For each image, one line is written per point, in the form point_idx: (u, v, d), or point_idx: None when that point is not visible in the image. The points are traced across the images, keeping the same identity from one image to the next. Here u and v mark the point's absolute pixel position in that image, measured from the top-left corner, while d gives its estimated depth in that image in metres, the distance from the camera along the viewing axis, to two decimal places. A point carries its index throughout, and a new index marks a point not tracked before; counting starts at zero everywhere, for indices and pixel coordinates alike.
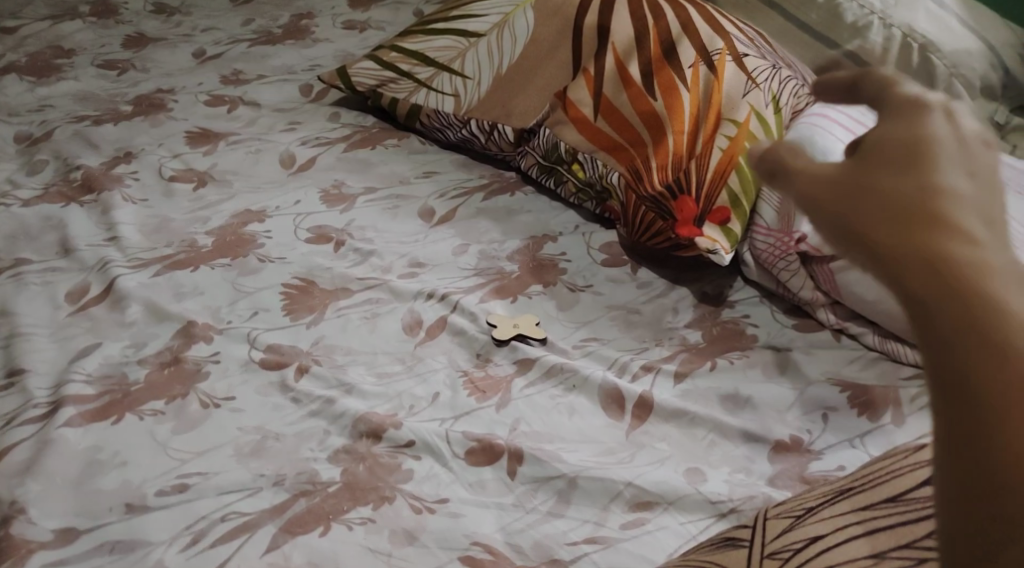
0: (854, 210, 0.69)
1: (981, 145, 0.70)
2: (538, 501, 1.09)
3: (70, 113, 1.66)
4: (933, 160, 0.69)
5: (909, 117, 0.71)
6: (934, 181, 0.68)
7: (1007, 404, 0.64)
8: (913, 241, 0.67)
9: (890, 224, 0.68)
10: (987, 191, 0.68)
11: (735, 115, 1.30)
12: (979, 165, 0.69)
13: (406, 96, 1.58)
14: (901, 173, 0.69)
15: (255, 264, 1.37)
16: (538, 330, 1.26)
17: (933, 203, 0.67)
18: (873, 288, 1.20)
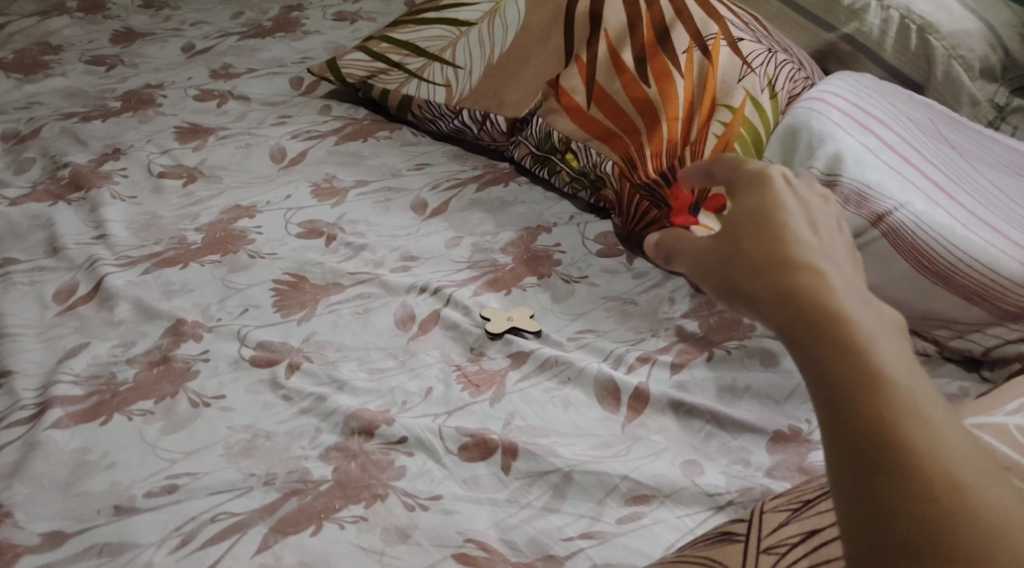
0: (730, 266, 0.80)
1: (819, 200, 0.82)
2: (533, 497, 1.06)
3: (58, 110, 1.63)
4: (784, 212, 0.80)
5: (751, 182, 0.82)
6: (787, 231, 0.79)
7: (869, 401, 0.73)
8: (778, 282, 0.77)
9: (759, 271, 0.78)
10: (830, 236, 0.80)
11: (730, 101, 1.29)
12: (820, 215, 0.81)
13: (397, 87, 1.56)
14: (760, 224, 0.80)
15: (245, 260, 1.35)
16: (533, 323, 1.23)
17: (790, 247, 0.78)
18: (873, 274, 1.17)
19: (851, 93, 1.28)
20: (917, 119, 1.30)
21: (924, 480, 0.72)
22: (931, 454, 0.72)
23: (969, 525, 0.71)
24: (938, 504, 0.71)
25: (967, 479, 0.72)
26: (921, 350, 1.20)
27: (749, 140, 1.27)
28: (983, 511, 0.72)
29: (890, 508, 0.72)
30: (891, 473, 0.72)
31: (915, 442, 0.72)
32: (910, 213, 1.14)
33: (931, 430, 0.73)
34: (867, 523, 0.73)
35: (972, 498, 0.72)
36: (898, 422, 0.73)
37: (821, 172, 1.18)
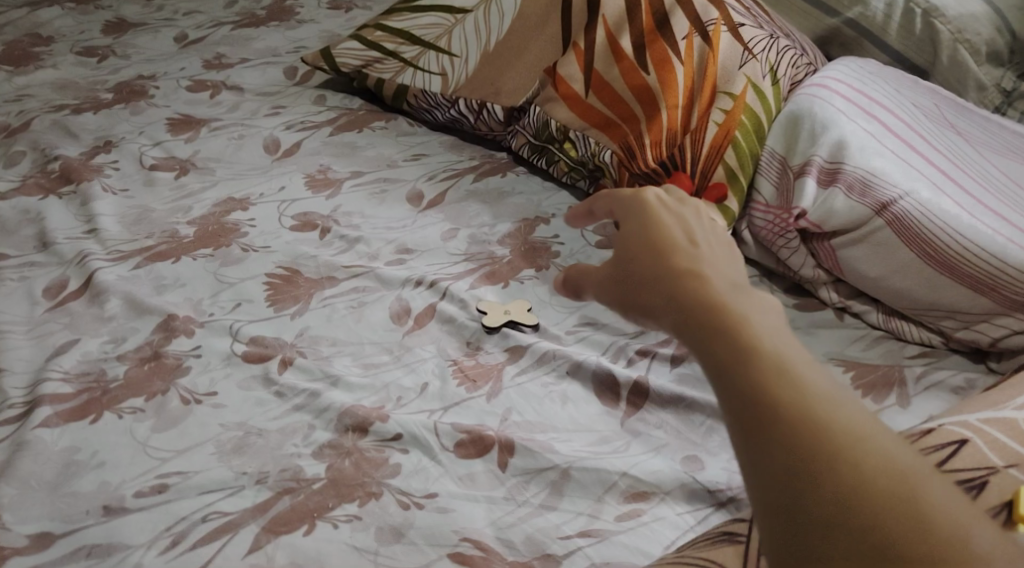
0: (620, 278, 0.89)
1: (692, 211, 0.90)
2: (530, 494, 1.04)
3: (49, 103, 1.61)
4: (659, 224, 0.89)
5: (630, 206, 0.93)
6: (664, 238, 0.88)
7: (743, 365, 0.77)
8: (662, 282, 0.85)
9: (645, 276, 0.86)
10: (706, 241, 0.87)
11: (731, 88, 1.26)
12: (694, 225, 0.89)
13: (392, 76, 1.53)
14: (639, 238, 0.89)
15: (237, 254, 1.33)
16: (530, 317, 1.21)
17: (669, 251, 0.87)
18: (876, 264, 1.15)
19: (855, 79, 1.26)
20: (923, 106, 1.27)
21: (806, 432, 0.74)
22: (808, 405, 0.75)
23: (855, 469, 0.73)
24: (821, 452, 0.74)
25: (847, 425, 0.74)
26: (926, 342, 1.15)
27: (750, 127, 1.24)
28: (867, 453, 0.73)
29: (778, 465, 0.74)
30: (773, 429, 0.75)
31: (792, 396, 0.75)
32: (915, 202, 1.12)
33: (806, 384, 0.76)
34: (763, 485, 0.75)
35: (854, 442, 0.74)
36: (773, 380, 0.76)
37: (825, 160, 1.17)
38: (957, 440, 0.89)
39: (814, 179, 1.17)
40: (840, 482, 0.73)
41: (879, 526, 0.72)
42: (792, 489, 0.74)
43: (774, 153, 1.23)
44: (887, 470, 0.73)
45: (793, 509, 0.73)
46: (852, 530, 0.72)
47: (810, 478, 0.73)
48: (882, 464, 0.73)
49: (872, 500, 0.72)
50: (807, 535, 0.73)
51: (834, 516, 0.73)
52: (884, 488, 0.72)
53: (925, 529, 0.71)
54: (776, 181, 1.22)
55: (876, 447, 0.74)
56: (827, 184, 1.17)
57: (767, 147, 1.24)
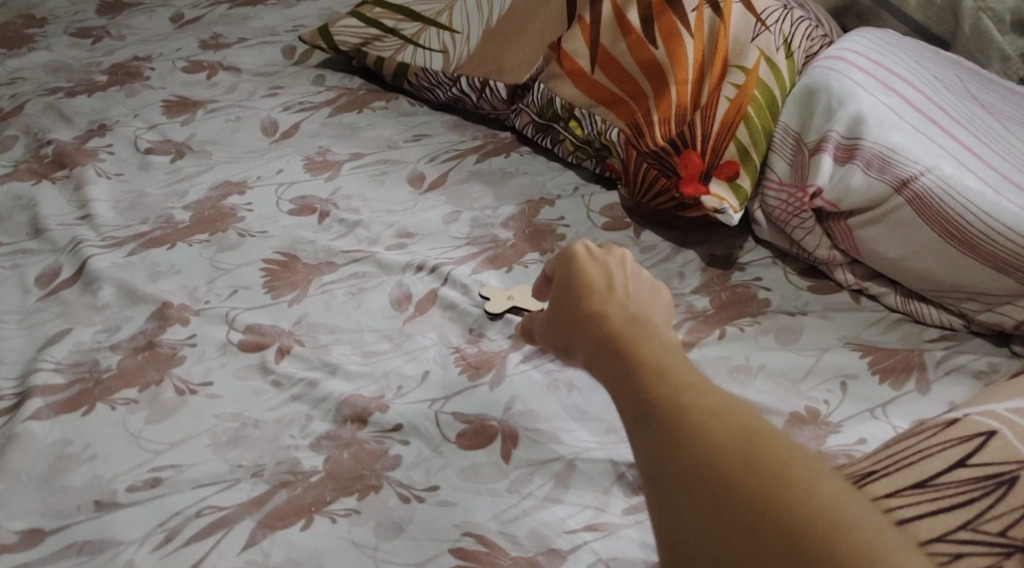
0: (553, 322, 1.02)
1: (618, 258, 1.02)
2: (534, 486, 1.00)
3: (43, 85, 1.57)
4: (584, 271, 1.01)
5: (563, 254, 1.04)
6: (585, 283, 1.00)
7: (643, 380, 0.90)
8: (584, 324, 0.98)
9: (570, 319, 0.99)
10: (624, 284, 1.00)
11: (744, 62, 1.21)
12: (615, 271, 1.01)
13: (393, 54, 1.50)
14: (565, 285, 1.01)
15: (234, 239, 1.29)
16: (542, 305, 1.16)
17: (589, 296, 0.99)
18: (895, 245, 1.10)
19: (873, 50, 1.21)
20: (944, 78, 1.22)
21: (687, 434, 0.84)
22: (692, 413, 0.85)
23: (729, 458, 0.81)
24: (701, 450, 0.83)
25: (726, 426, 0.83)
26: (946, 326, 1.10)
27: (763, 102, 1.19)
28: (743, 446, 0.82)
29: (666, 460, 0.84)
30: (661, 437, 0.85)
31: (679, 406, 0.86)
32: (937, 178, 1.08)
33: (692, 396, 0.86)
34: (654, 486, 0.84)
35: (733, 439, 0.83)
36: (662, 397, 0.87)
37: (842, 135, 1.13)
38: (984, 431, 0.85)
39: (831, 157, 1.13)
40: (714, 473, 0.81)
41: (748, 510, 0.79)
42: (676, 485, 0.82)
43: (788, 128, 1.18)
44: (760, 460, 0.81)
45: (678, 505, 0.82)
46: (725, 516, 0.79)
47: (690, 474, 0.82)
48: (759, 455, 0.81)
49: (743, 486, 0.80)
50: (690, 523, 0.81)
51: (708, 506, 0.80)
52: (755, 476, 0.80)
53: (789, 507, 0.78)
54: (790, 158, 1.18)
55: (753, 442, 0.82)
56: (843, 161, 1.12)
57: (781, 122, 1.19)
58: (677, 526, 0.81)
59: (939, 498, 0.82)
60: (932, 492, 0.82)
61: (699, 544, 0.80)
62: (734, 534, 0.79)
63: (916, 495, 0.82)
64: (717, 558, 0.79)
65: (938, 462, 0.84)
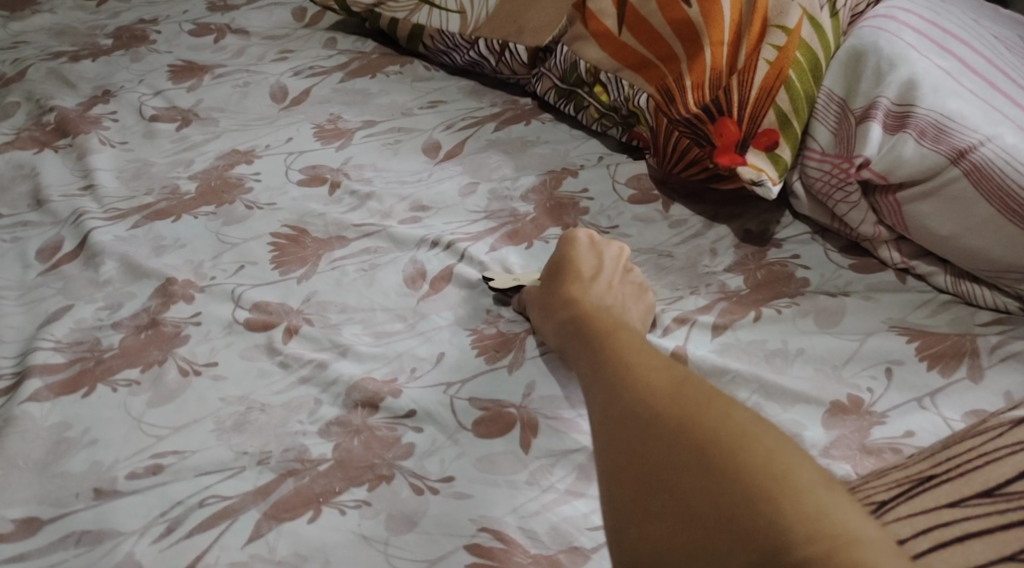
0: (534, 303, 1.04)
1: (613, 251, 1.06)
2: (555, 479, 0.94)
3: (46, 49, 1.52)
4: (577, 258, 1.05)
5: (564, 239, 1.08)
6: (576, 270, 1.03)
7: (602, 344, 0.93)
8: (558, 298, 1.01)
9: (549, 300, 1.02)
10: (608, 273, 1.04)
11: (785, 21, 1.12)
12: (609, 264, 1.05)
13: (407, 16, 1.44)
14: (554, 266, 1.05)
15: (241, 211, 1.23)
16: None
17: (570, 274, 1.03)
18: (949, 221, 1.03)
19: (927, 9, 1.13)
20: (1003, 38, 1.14)
21: (633, 388, 0.86)
22: (646, 377, 0.86)
23: (670, 411, 0.83)
24: (646, 409, 0.84)
25: (674, 389, 0.84)
26: (1001, 309, 1.03)
27: (805, 65, 1.11)
28: (688, 406, 0.83)
29: (612, 405, 0.86)
30: (614, 401, 0.86)
31: (635, 372, 0.87)
32: (997, 149, 1.00)
33: (647, 364, 0.88)
34: (600, 438, 0.86)
35: (679, 400, 0.83)
36: (620, 368, 0.89)
37: (892, 102, 1.05)
38: None
39: (881, 125, 1.05)
40: (658, 431, 0.82)
41: (686, 466, 0.79)
42: (622, 444, 0.83)
43: (832, 94, 1.11)
44: (700, 417, 0.81)
45: (622, 463, 0.82)
46: (664, 472, 0.80)
47: (635, 435, 0.83)
48: (703, 413, 0.81)
49: (683, 442, 0.80)
50: (631, 482, 0.81)
51: (649, 463, 0.81)
52: (697, 432, 0.80)
53: (715, 440, 0.79)
54: (834, 126, 1.10)
55: (700, 400, 0.83)
56: (894, 130, 1.05)
57: (824, 88, 1.11)
58: (619, 484, 0.82)
59: (1009, 508, 0.75)
60: (1001, 502, 0.76)
61: (631, 477, 0.82)
62: (663, 469, 0.80)
63: (984, 504, 0.76)
64: (648, 496, 0.80)
65: (1008, 468, 0.77)
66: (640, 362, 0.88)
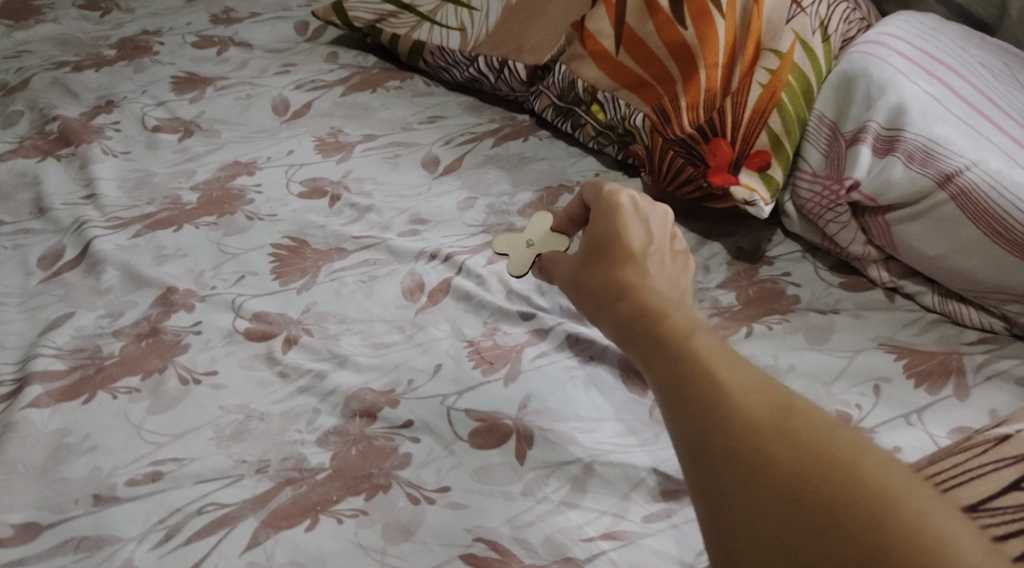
0: (581, 285, 0.97)
1: (659, 217, 0.99)
2: (550, 489, 0.96)
3: (49, 59, 1.53)
4: (626, 230, 0.97)
5: (606, 206, 1.00)
6: (625, 246, 0.96)
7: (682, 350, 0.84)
8: (612, 284, 0.94)
9: (600, 284, 0.94)
10: (659, 247, 0.97)
11: (778, 45, 1.15)
12: (657, 231, 0.98)
13: (408, 32, 1.46)
14: (603, 241, 0.97)
15: (242, 221, 1.24)
16: (555, 246, 1.10)
17: (625, 252, 0.95)
18: (937, 243, 1.05)
19: (916, 36, 1.15)
20: (991, 66, 1.16)
21: (734, 412, 0.78)
22: (724, 375, 0.81)
23: (782, 444, 0.76)
24: (754, 439, 0.77)
25: (757, 391, 0.79)
26: (987, 328, 1.05)
27: (797, 88, 1.13)
28: (791, 431, 0.76)
29: (710, 429, 0.78)
30: (692, 404, 0.80)
31: (710, 370, 0.81)
32: (984, 172, 1.02)
33: (744, 382, 0.80)
34: (696, 462, 0.78)
35: (782, 426, 0.77)
36: (714, 385, 0.80)
37: (881, 126, 1.07)
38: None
39: (870, 148, 1.08)
40: (750, 439, 0.77)
41: (789, 479, 0.75)
42: (722, 471, 0.77)
43: (824, 118, 1.13)
44: (793, 423, 0.77)
45: (724, 495, 0.76)
46: (773, 506, 0.74)
47: (725, 445, 0.77)
48: (795, 418, 0.77)
49: (780, 450, 0.76)
50: (734, 515, 0.75)
51: (746, 476, 0.76)
52: (794, 442, 0.76)
53: (836, 483, 0.73)
54: (825, 148, 1.13)
55: (788, 402, 0.78)
56: (884, 153, 1.07)
57: (816, 111, 1.14)
58: (717, 511, 0.76)
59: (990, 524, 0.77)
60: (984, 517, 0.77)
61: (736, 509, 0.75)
62: (776, 507, 0.74)
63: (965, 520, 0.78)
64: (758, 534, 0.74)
65: (991, 484, 0.79)
66: (735, 380, 0.80)
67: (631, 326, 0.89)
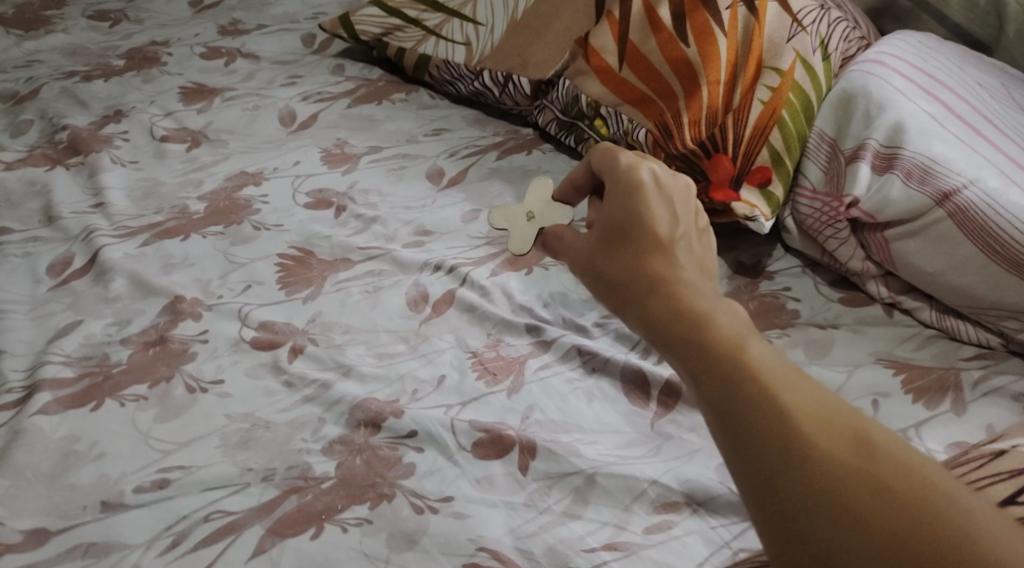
0: (600, 274, 0.88)
1: (682, 190, 0.90)
2: (552, 501, 0.98)
3: (59, 69, 1.55)
4: (650, 212, 0.87)
5: (623, 180, 0.89)
6: (651, 234, 0.87)
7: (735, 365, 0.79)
8: (639, 277, 0.86)
9: (626, 276, 0.86)
10: (684, 224, 0.88)
11: (779, 63, 1.17)
12: (682, 209, 0.89)
13: (414, 46, 1.48)
14: (622, 224, 0.88)
15: (249, 232, 1.26)
16: (557, 217, 1.08)
17: (650, 239, 0.86)
18: (935, 260, 1.06)
19: (915, 55, 1.17)
20: (989, 85, 1.18)
21: (804, 440, 0.75)
22: (788, 403, 0.76)
23: (856, 475, 0.73)
24: (827, 469, 0.74)
25: (823, 419, 0.75)
26: (984, 344, 1.06)
27: (798, 106, 1.15)
28: (865, 459, 0.74)
29: (779, 456, 0.75)
30: (758, 437, 0.76)
31: (773, 397, 0.76)
32: (981, 192, 1.04)
33: (811, 406, 0.76)
34: (762, 490, 0.75)
35: (855, 453, 0.74)
36: (778, 408, 0.76)
37: (881, 144, 1.09)
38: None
39: (869, 165, 1.09)
40: (821, 466, 0.74)
41: (875, 517, 0.72)
42: (793, 501, 0.74)
43: (824, 134, 1.15)
44: (867, 451, 0.74)
45: (796, 527, 0.73)
46: (850, 540, 0.72)
47: (799, 483, 0.74)
48: (869, 446, 0.74)
49: (854, 481, 0.73)
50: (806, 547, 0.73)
51: (828, 517, 0.73)
52: (874, 477, 0.73)
53: (915, 517, 0.71)
54: (824, 164, 1.14)
55: (858, 427, 0.75)
56: (882, 171, 1.08)
57: (815, 128, 1.15)
58: (788, 542, 0.73)
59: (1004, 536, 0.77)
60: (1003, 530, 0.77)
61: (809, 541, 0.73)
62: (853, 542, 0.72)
63: None
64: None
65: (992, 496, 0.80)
66: (801, 402, 0.76)
67: (670, 329, 0.82)
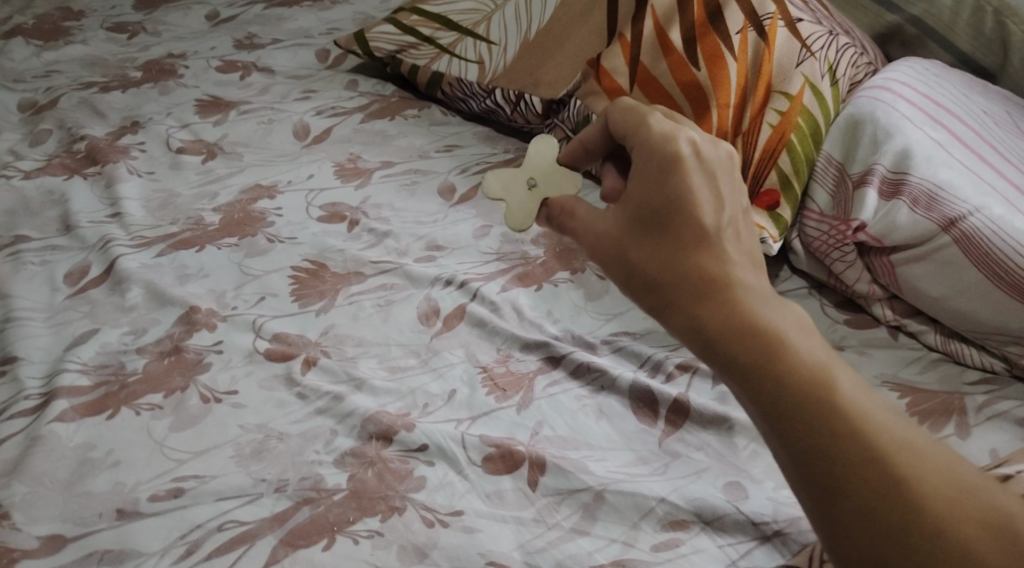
0: (637, 268, 0.86)
1: (723, 163, 0.88)
2: (560, 517, 0.99)
3: (77, 79, 1.58)
4: (691, 196, 0.85)
5: (663, 157, 0.87)
6: (696, 223, 0.85)
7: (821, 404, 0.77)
8: (683, 274, 0.84)
9: (671, 273, 0.84)
10: (728, 209, 0.86)
11: (787, 88, 1.20)
12: (725, 189, 0.87)
13: (428, 63, 1.50)
14: (661, 210, 0.86)
15: (263, 244, 1.28)
16: (557, 187, 1.10)
17: (693, 232, 0.85)
18: (939, 284, 1.08)
19: (924, 84, 1.19)
20: (995, 113, 1.20)
21: (906, 491, 0.75)
22: (861, 425, 0.77)
23: (962, 526, 0.74)
24: (932, 523, 0.75)
25: (894, 437, 0.77)
26: (988, 368, 1.08)
27: (806, 130, 1.18)
28: (970, 512, 0.75)
29: (878, 507, 0.75)
30: (840, 472, 0.76)
31: (864, 442, 0.76)
32: (986, 218, 1.05)
33: (909, 455, 0.76)
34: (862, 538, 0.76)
35: (959, 506, 0.75)
36: (875, 456, 0.76)
37: (888, 169, 1.11)
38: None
39: (876, 191, 1.11)
40: (925, 516, 0.75)
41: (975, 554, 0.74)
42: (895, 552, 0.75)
43: (831, 159, 1.17)
44: (969, 504, 0.75)
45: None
46: None
47: (899, 532, 0.75)
48: (970, 497, 0.75)
49: (959, 532, 0.74)
50: None
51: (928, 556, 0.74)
52: (968, 515, 0.75)
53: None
54: (832, 189, 1.17)
55: (957, 475, 0.76)
56: (889, 197, 1.11)
57: (823, 152, 1.18)
58: None
59: None
60: None
61: None
62: None
63: None
64: None
65: None
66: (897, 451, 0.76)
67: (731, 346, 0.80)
